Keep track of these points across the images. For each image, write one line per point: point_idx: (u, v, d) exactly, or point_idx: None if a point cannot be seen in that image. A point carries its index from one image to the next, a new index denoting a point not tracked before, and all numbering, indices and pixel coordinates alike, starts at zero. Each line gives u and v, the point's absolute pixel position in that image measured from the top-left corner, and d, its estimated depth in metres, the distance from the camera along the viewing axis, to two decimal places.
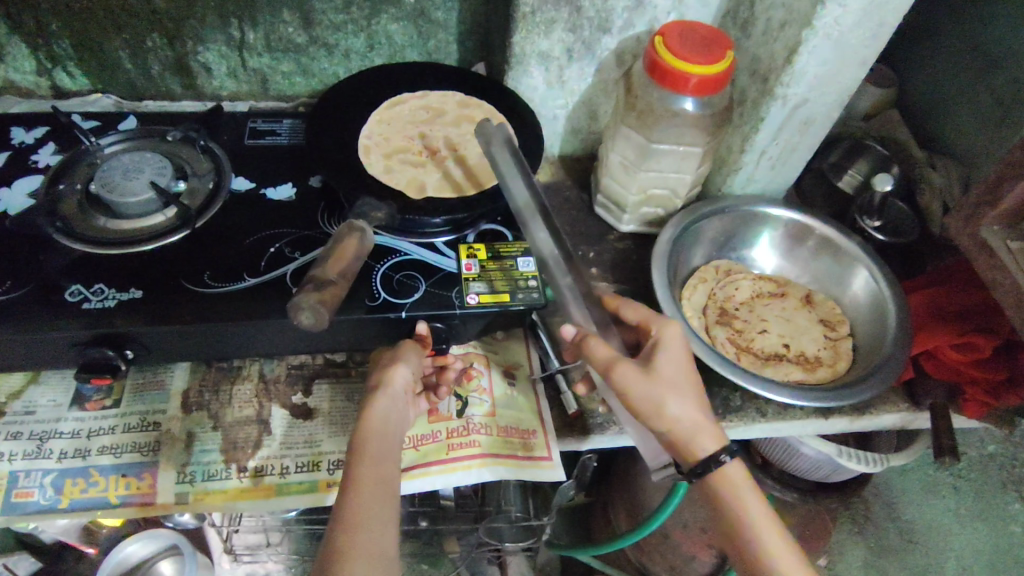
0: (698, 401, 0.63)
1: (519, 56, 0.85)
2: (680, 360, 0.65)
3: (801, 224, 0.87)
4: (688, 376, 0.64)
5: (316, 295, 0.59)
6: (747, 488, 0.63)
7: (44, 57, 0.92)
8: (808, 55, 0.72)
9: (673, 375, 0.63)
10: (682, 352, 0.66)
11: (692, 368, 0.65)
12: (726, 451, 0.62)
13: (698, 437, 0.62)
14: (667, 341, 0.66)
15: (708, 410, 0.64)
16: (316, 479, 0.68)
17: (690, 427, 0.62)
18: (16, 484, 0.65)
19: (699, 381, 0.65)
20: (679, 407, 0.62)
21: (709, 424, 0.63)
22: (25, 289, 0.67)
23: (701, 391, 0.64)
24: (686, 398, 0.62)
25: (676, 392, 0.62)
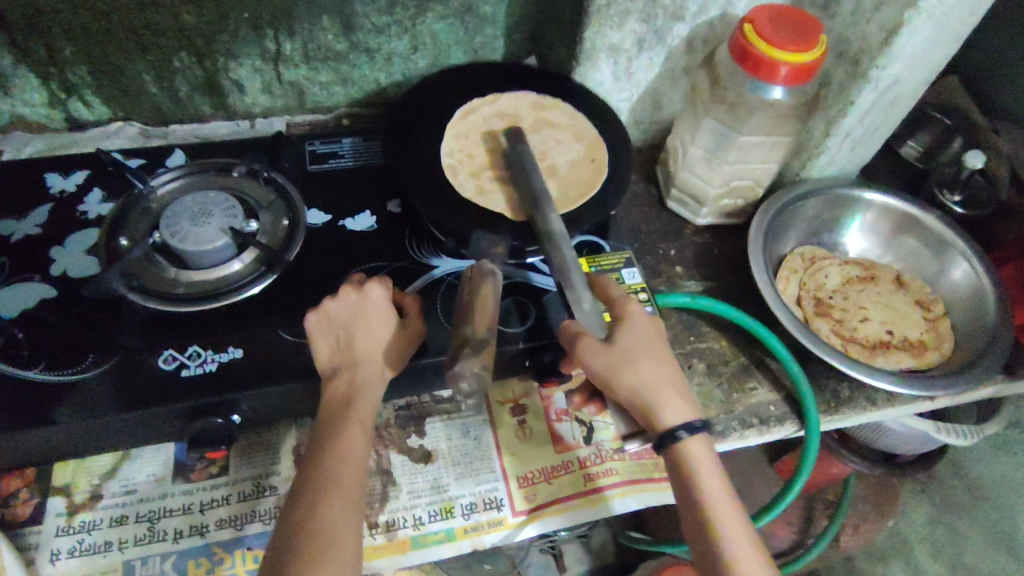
0: (661, 370, 0.59)
1: (589, 51, 0.80)
2: (642, 333, 0.60)
3: (885, 205, 0.86)
4: (645, 344, 0.60)
5: (477, 360, 0.51)
6: (710, 468, 0.57)
7: (58, 86, 0.82)
8: (908, 36, 0.69)
9: (628, 345, 0.59)
10: (644, 325, 0.61)
11: (654, 339, 0.61)
12: (683, 427, 0.57)
13: (662, 406, 0.58)
14: (630, 314, 0.61)
15: (675, 380, 0.59)
16: (453, 527, 0.64)
17: (655, 396, 0.58)
18: (135, 574, 0.59)
19: (664, 353, 0.60)
20: (634, 374, 0.58)
21: (672, 393, 0.58)
22: (114, 361, 0.61)
23: (665, 359, 0.60)
24: (644, 365, 0.58)
25: (633, 360, 0.58)
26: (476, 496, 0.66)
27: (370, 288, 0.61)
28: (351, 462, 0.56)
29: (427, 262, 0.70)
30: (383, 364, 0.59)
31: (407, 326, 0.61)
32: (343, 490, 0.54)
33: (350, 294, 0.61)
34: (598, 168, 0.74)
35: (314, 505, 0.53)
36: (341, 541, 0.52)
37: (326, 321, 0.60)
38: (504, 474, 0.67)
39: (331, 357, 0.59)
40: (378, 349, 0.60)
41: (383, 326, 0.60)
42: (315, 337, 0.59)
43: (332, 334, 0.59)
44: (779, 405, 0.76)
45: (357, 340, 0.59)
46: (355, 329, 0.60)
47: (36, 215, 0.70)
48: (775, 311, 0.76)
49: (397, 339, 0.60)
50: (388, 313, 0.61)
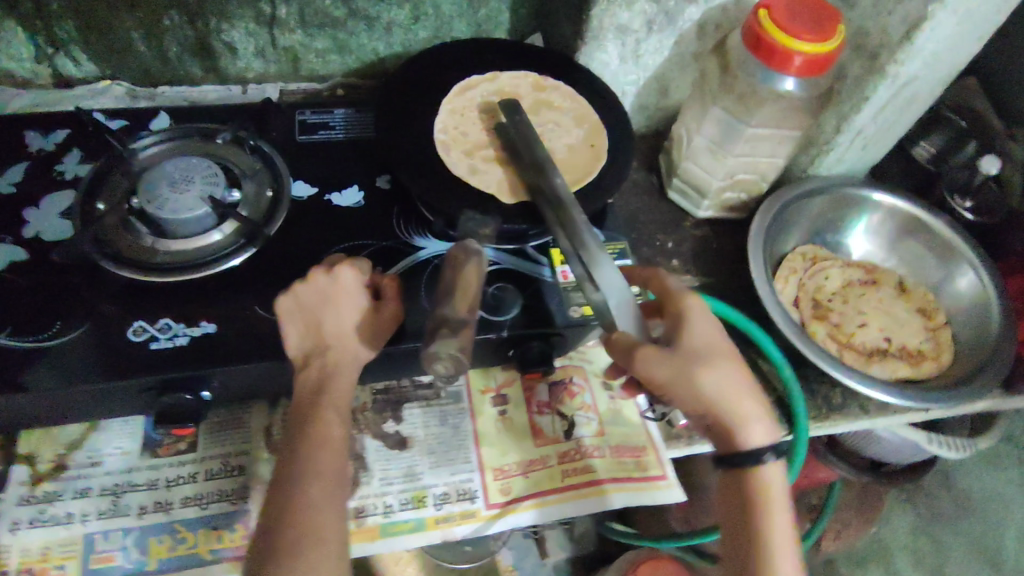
0: (738, 377, 0.56)
1: (595, 30, 0.77)
2: (716, 342, 0.57)
3: (892, 207, 0.83)
4: (721, 349, 0.57)
5: (455, 341, 0.48)
6: (781, 493, 0.56)
7: (45, 41, 0.80)
8: (930, 31, 0.65)
9: (702, 351, 0.56)
10: (712, 323, 0.58)
11: (723, 339, 0.58)
12: (768, 450, 0.55)
13: (745, 420, 0.55)
14: (695, 311, 0.58)
15: (751, 386, 0.57)
16: (423, 517, 0.63)
17: (734, 413, 0.55)
18: (94, 548, 0.58)
19: (736, 356, 0.58)
20: (714, 385, 0.55)
21: (752, 404, 0.56)
22: (80, 330, 0.59)
23: (739, 364, 0.57)
24: (723, 375, 0.55)
25: (711, 368, 0.55)
26: (449, 486, 0.64)
27: (341, 271, 0.58)
28: (334, 447, 0.56)
29: (413, 242, 0.67)
30: (356, 348, 0.57)
31: (381, 310, 0.59)
32: (323, 473, 0.54)
33: (320, 277, 0.58)
34: (597, 154, 0.71)
35: (296, 488, 0.53)
36: (324, 519, 0.52)
37: (297, 304, 0.57)
38: (479, 465, 0.66)
39: (303, 341, 0.57)
40: (350, 333, 0.58)
41: (355, 310, 0.58)
42: (286, 321, 0.57)
43: (302, 317, 0.57)
44: (769, 408, 0.74)
45: (327, 324, 0.57)
46: (325, 312, 0.57)
47: (11, 173, 0.68)
48: (772, 315, 0.73)
49: (371, 323, 0.58)
50: (360, 297, 0.59)
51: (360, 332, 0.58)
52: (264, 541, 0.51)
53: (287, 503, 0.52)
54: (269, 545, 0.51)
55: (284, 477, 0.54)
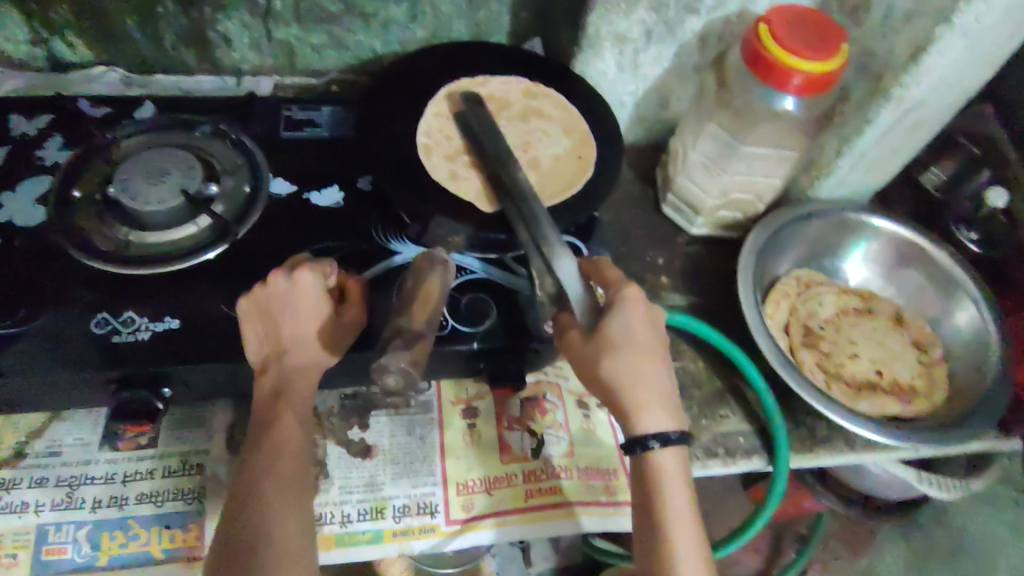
0: (651, 370, 0.53)
1: (592, 38, 0.74)
2: (632, 324, 0.54)
3: (895, 235, 0.80)
4: (636, 337, 0.53)
5: (406, 354, 0.46)
6: (677, 483, 0.53)
7: (39, 24, 0.79)
8: (937, 54, 0.62)
9: (614, 336, 0.53)
10: (642, 315, 0.54)
11: (650, 330, 0.54)
12: (655, 437, 0.53)
13: (641, 410, 0.53)
14: (627, 301, 0.54)
15: (662, 380, 0.54)
16: (381, 529, 0.61)
17: (633, 396, 0.53)
18: (46, 540, 0.58)
19: (658, 348, 0.54)
20: (615, 369, 0.53)
21: (654, 396, 0.53)
22: (43, 319, 0.58)
23: (656, 357, 0.54)
24: (628, 362, 0.53)
25: (617, 354, 0.53)
26: (411, 498, 0.63)
27: (301, 275, 0.55)
28: (296, 449, 0.54)
29: (389, 247, 0.66)
30: (314, 353, 0.56)
31: (341, 316, 0.58)
32: (282, 474, 0.53)
33: (279, 280, 0.55)
34: (585, 166, 0.70)
35: (254, 490, 0.52)
36: (284, 522, 0.51)
37: (257, 307, 0.56)
38: (443, 479, 0.64)
39: (263, 345, 0.56)
40: (310, 338, 0.56)
41: (314, 315, 0.56)
42: (247, 323, 0.56)
43: (263, 323, 0.56)
44: (749, 437, 0.71)
45: (285, 328, 0.55)
46: (283, 317, 0.55)
47: None
48: (757, 338, 0.71)
49: (332, 328, 0.57)
50: (321, 303, 0.56)
51: (320, 338, 0.56)
52: (228, 552, 0.50)
53: (245, 513, 0.51)
54: (227, 546, 0.50)
55: (246, 489, 0.52)
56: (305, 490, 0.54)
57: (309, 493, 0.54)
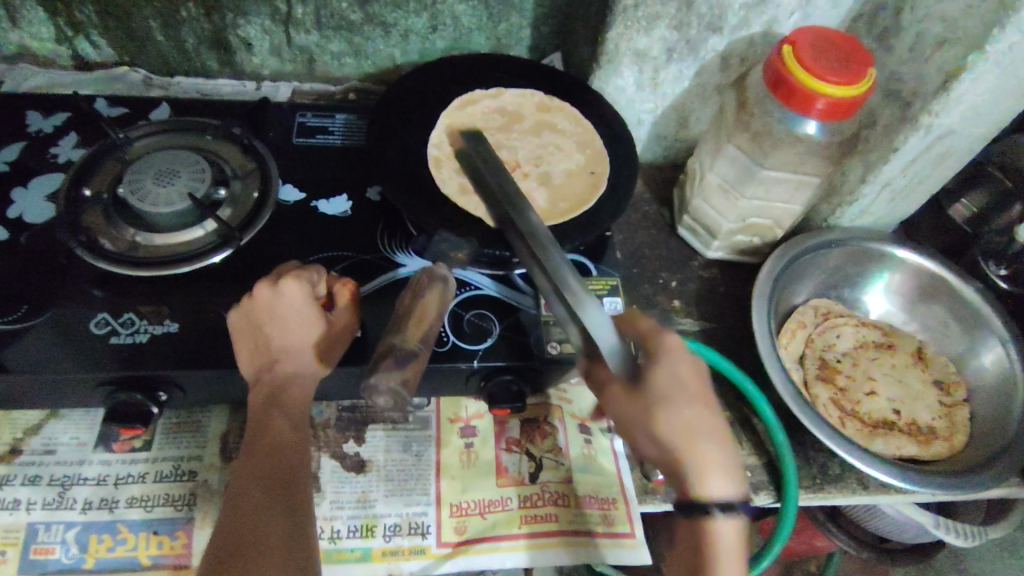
0: (709, 425, 0.49)
1: (611, 54, 0.73)
2: (684, 381, 0.50)
3: (918, 268, 0.77)
4: (689, 390, 0.49)
5: (398, 375, 0.47)
6: (737, 552, 0.49)
7: (64, 23, 0.80)
8: (969, 83, 0.59)
9: (664, 388, 0.49)
10: (688, 371, 0.51)
11: (698, 381, 0.51)
12: (718, 504, 0.48)
13: (702, 475, 0.48)
14: (670, 351, 0.51)
15: (720, 437, 0.49)
16: (371, 547, 0.60)
17: (694, 460, 0.48)
18: (35, 538, 0.57)
19: (708, 401, 0.50)
20: (674, 423, 0.48)
21: (716, 457, 0.48)
22: (45, 316, 0.58)
23: (711, 411, 0.50)
24: (685, 418, 0.48)
25: (671, 407, 0.48)
26: (404, 517, 0.61)
27: (285, 286, 0.55)
28: (285, 453, 0.53)
29: (394, 259, 0.65)
30: (305, 363, 0.56)
31: (332, 323, 0.57)
32: (269, 478, 0.52)
33: (264, 292, 0.55)
34: (596, 183, 0.68)
35: (243, 498, 0.51)
36: (269, 530, 0.49)
37: (246, 321, 0.56)
38: (436, 499, 0.62)
39: (251, 358, 0.56)
40: (304, 346, 0.55)
41: (303, 325, 0.55)
42: (238, 338, 0.56)
43: (251, 334, 0.55)
44: (757, 471, 0.68)
45: (274, 338, 0.55)
46: (271, 328, 0.55)
47: (6, 152, 0.68)
48: (768, 368, 0.68)
49: (323, 338, 0.56)
50: (309, 312, 0.55)
51: (312, 346, 0.56)
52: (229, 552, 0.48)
53: (238, 514, 0.50)
54: (213, 556, 0.48)
55: (240, 492, 0.51)
56: (295, 495, 0.52)
57: (298, 496, 0.52)
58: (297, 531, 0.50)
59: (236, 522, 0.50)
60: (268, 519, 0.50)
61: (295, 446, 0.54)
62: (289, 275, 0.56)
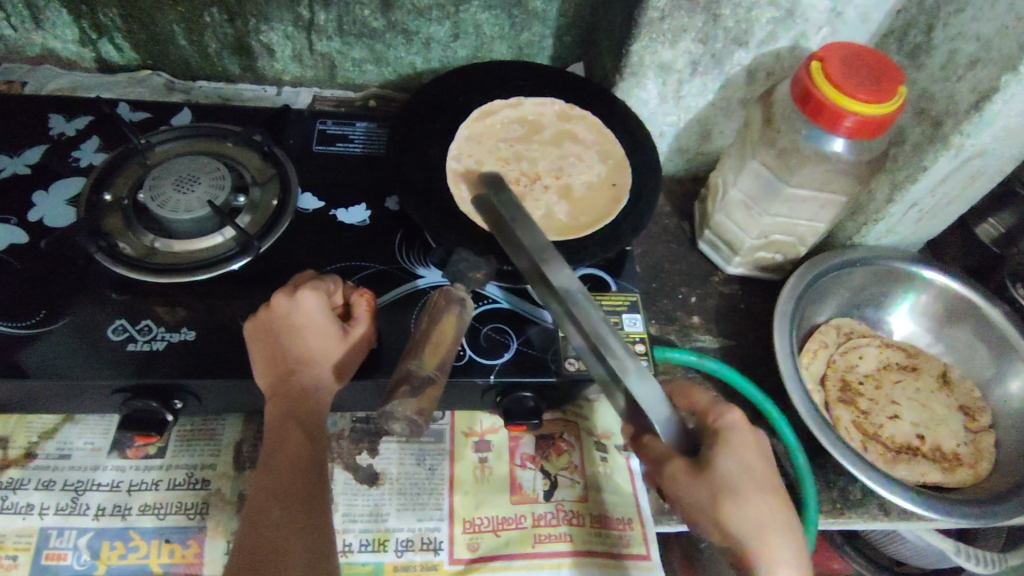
0: (776, 513, 0.49)
1: (635, 66, 0.72)
2: (749, 462, 0.49)
3: (945, 289, 0.76)
4: (754, 476, 0.48)
5: (414, 403, 0.46)
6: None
7: (88, 26, 0.80)
8: (1003, 103, 0.58)
9: (734, 474, 0.48)
10: (752, 449, 0.50)
11: (763, 462, 0.50)
12: None
13: (772, 567, 0.47)
14: (737, 431, 0.50)
15: (787, 524, 0.49)
16: (382, 562, 0.59)
17: (762, 547, 0.48)
18: (47, 544, 0.57)
19: (774, 487, 0.50)
20: (744, 513, 0.47)
21: (787, 548, 0.48)
22: (63, 321, 0.58)
23: (778, 498, 0.49)
24: (752, 506, 0.48)
25: (742, 497, 0.47)
26: (416, 532, 0.61)
27: (302, 295, 0.54)
28: (303, 465, 0.53)
29: (412, 270, 0.65)
30: (321, 373, 0.55)
31: (349, 333, 0.56)
32: (288, 491, 0.51)
33: (282, 301, 0.55)
34: (618, 196, 0.67)
35: (262, 514, 0.51)
36: (290, 554, 0.49)
37: (261, 330, 0.55)
38: (450, 514, 0.62)
39: (268, 368, 0.55)
40: (322, 357, 0.55)
41: (320, 336, 0.55)
42: (253, 349, 0.55)
43: (268, 344, 0.55)
44: None
45: (290, 349, 0.55)
46: (288, 338, 0.55)
47: (29, 154, 0.69)
48: (788, 389, 0.67)
49: (339, 347, 0.55)
50: (325, 322, 0.55)
51: (328, 357, 0.55)
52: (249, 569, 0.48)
53: (256, 531, 0.50)
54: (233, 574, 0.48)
55: (260, 507, 0.51)
56: (318, 511, 0.52)
57: (320, 513, 0.52)
58: (318, 553, 0.50)
59: (253, 539, 0.49)
60: (285, 534, 0.50)
61: (313, 457, 0.53)
62: (307, 285, 0.56)
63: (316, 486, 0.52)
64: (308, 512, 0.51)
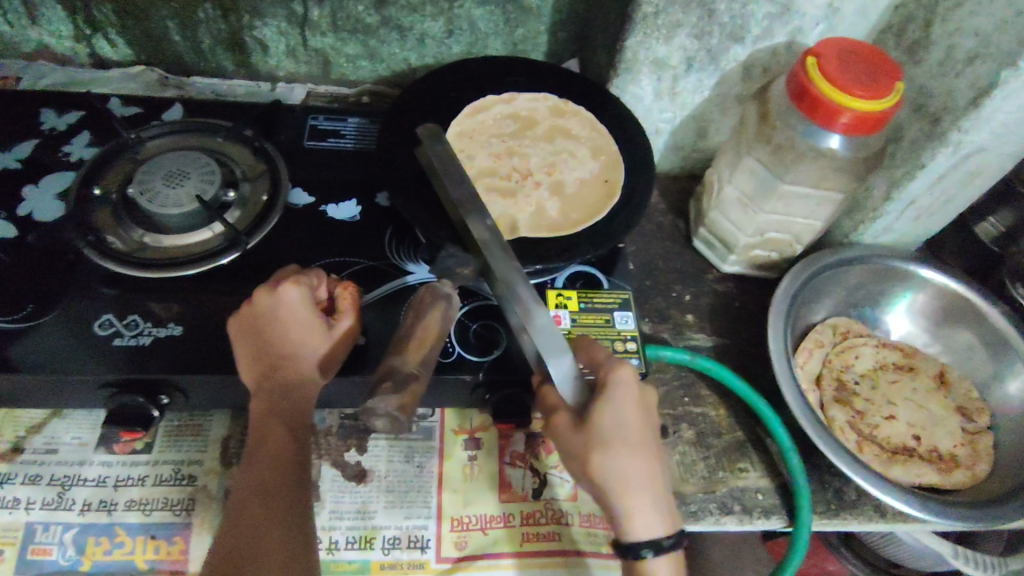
0: (644, 467, 0.48)
1: (629, 62, 0.71)
2: (625, 415, 0.48)
3: (943, 288, 0.75)
4: (628, 431, 0.48)
5: (395, 399, 0.46)
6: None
7: (82, 21, 0.80)
8: (1001, 99, 0.57)
9: (606, 428, 0.48)
10: (633, 404, 0.49)
11: (641, 419, 0.49)
12: (648, 545, 0.47)
13: (632, 515, 0.48)
14: (619, 384, 0.49)
15: (654, 480, 0.49)
16: (369, 560, 0.58)
17: (625, 496, 0.48)
18: (33, 539, 0.56)
19: (649, 442, 0.49)
20: (610, 465, 0.47)
21: (648, 502, 0.48)
22: (50, 316, 0.58)
23: (649, 454, 0.49)
24: (620, 459, 0.47)
25: (610, 448, 0.47)
26: (403, 530, 0.60)
27: (284, 291, 0.53)
28: (285, 463, 0.52)
29: (402, 266, 0.65)
30: (307, 368, 0.55)
31: (334, 328, 0.55)
32: (270, 490, 0.51)
33: (263, 297, 0.53)
34: (610, 193, 0.67)
35: (242, 513, 0.50)
36: (268, 554, 0.48)
37: (243, 326, 0.54)
38: (438, 512, 0.61)
39: (252, 365, 0.55)
40: (308, 353, 0.55)
41: (305, 331, 0.54)
42: (238, 345, 0.55)
43: (252, 340, 0.54)
44: (768, 495, 0.66)
45: (274, 345, 0.54)
46: (271, 335, 0.54)
47: (20, 149, 0.69)
48: (783, 389, 0.66)
49: (324, 342, 0.55)
50: (309, 318, 0.54)
51: (314, 353, 0.55)
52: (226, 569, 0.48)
53: (237, 531, 0.49)
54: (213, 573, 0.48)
55: (242, 505, 0.51)
56: (298, 506, 0.51)
57: (301, 512, 0.51)
58: (298, 549, 0.50)
59: (232, 540, 0.49)
60: (265, 533, 0.49)
61: (293, 454, 0.53)
62: (289, 279, 0.54)
63: (297, 485, 0.52)
64: (290, 511, 0.51)
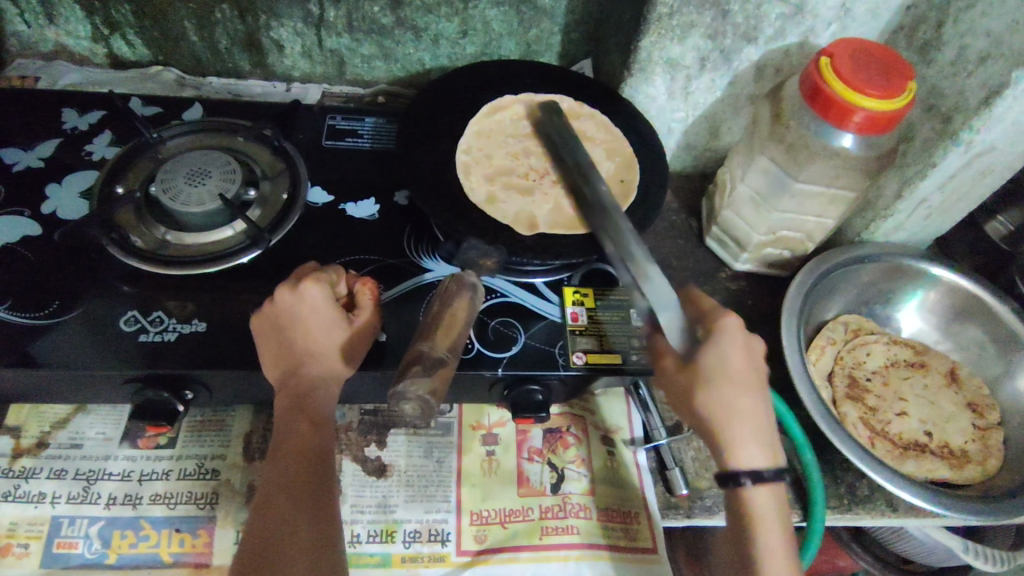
0: (746, 405, 0.51)
1: (643, 62, 0.72)
2: (730, 357, 0.51)
3: (955, 287, 0.75)
4: (730, 369, 0.51)
5: (426, 383, 0.49)
6: (773, 521, 0.50)
7: (101, 22, 0.81)
8: (1013, 99, 0.58)
9: (709, 365, 0.51)
10: (739, 347, 0.52)
11: (746, 362, 0.52)
12: (748, 473, 0.50)
13: (734, 447, 0.50)
14: (727, 330, 0.52)
15: (756, 417, 0.51)
16: (390, 553, 0.59)
17: (727, 428, 0.50)
18: (59, 533, 0.57)
19: (753, 383, 0.52)
20: (713, 400, 0.50)
21: (750, 434, 0.50)
22: (74, 313, 0.59)
23: (752, 393, 0.51)
24: (722, 393, 0.50)
25: (712, 384, 0.50)
26: (423, 524, 0.61)
27: (306, 288, 0.54)
28: (309, 460, 0.53)
29: (420, 263, 0.65)
30: (330, 364, 0.55)
31: (354, 323, 0.56)
32: (295, 487, 0.52)
33: (285, 294, 0.54)
34: (626, 192, 0.67)
35: (267, 511, 0.51)
36: (293, 548, 0.49)
37: (268, 324, 0.55)
38: (457, 506, 0.62)
39: (276, 364, 0.55)
40: (330, 348, 0.55)
41: (327, 328, 0.55)
42: (260, 343, 0.56)
43: (277, 339, 0.55)
44: (782, 490, 0.67)
45: (297, 343, 0.55)
46: (295, 332, 0.55)
47: (42, 148, 0.70)
48: (799, 390, 0.66)
49: (347, 338, 0.56)
50: (330, 314, 0.55)
51: (337, 349, 0.56)
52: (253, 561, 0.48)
53: (260, 529, 0.50)
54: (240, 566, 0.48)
55: (267, 502, 0.51)
56: (322, 502, 0.52)
57: (325, 508, 0.52)
58: (322, 543, 0.50)
59: (257, 537, 0.49)
60: (290, 529, 0.50)
61: (317, 451, 0.54)
62: (310, 277, 0.55)
63: (321, 483, 0.53)
64: (314, 508, 0.51)
